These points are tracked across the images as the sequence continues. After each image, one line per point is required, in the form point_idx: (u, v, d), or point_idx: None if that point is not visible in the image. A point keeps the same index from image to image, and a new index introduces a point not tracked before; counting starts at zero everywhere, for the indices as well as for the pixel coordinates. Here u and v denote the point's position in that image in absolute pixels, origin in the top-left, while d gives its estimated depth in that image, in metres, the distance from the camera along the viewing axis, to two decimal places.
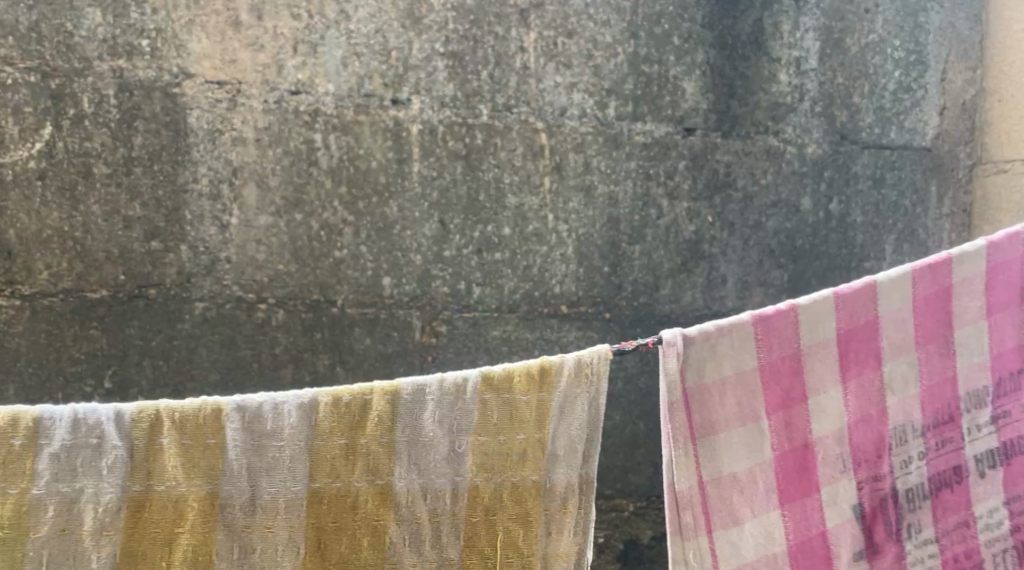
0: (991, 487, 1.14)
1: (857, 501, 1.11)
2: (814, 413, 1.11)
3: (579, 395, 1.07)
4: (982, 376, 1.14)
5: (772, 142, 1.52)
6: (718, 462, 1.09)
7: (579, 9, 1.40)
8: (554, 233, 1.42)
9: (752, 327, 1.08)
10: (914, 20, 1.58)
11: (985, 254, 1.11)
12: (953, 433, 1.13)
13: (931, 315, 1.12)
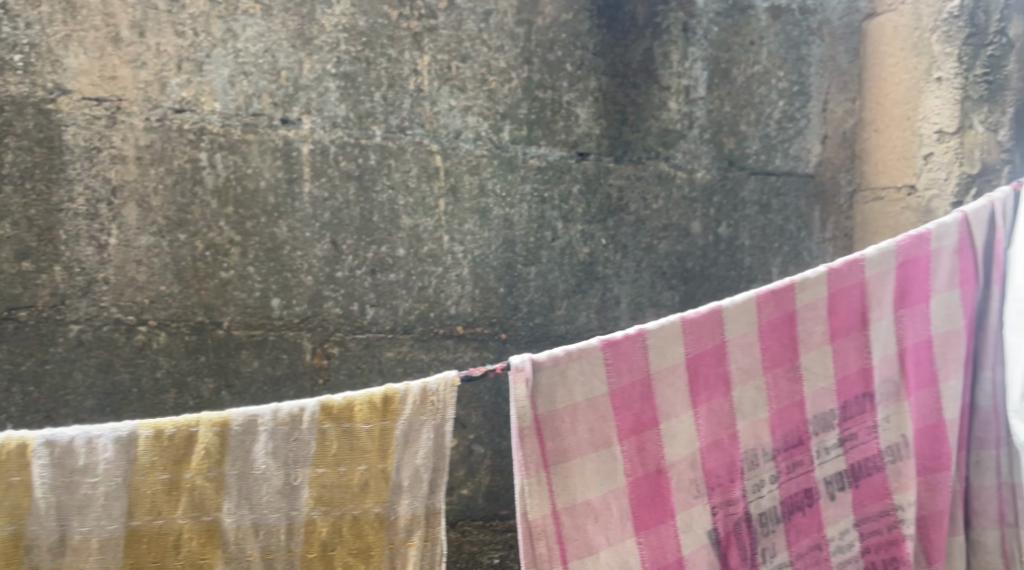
0: (841, 509, 1.21)
1: (711, 527, 1.15)
2: (666, 438, 1.14)
3: (423, 423, 1.07)
4: (827, 399, 1.20)
5: (663, 167, 1.57)
6: (571, 490, 1.11)
7: (473, 34, 1.42)
8: (449, 254, 1.43)
9: (602, 352, 1.10)
10: (797, 53, 1.66)
11: (826, 280, 1.17)
12: (803, 456, 1.19)
13: (777, 340, 1.17)
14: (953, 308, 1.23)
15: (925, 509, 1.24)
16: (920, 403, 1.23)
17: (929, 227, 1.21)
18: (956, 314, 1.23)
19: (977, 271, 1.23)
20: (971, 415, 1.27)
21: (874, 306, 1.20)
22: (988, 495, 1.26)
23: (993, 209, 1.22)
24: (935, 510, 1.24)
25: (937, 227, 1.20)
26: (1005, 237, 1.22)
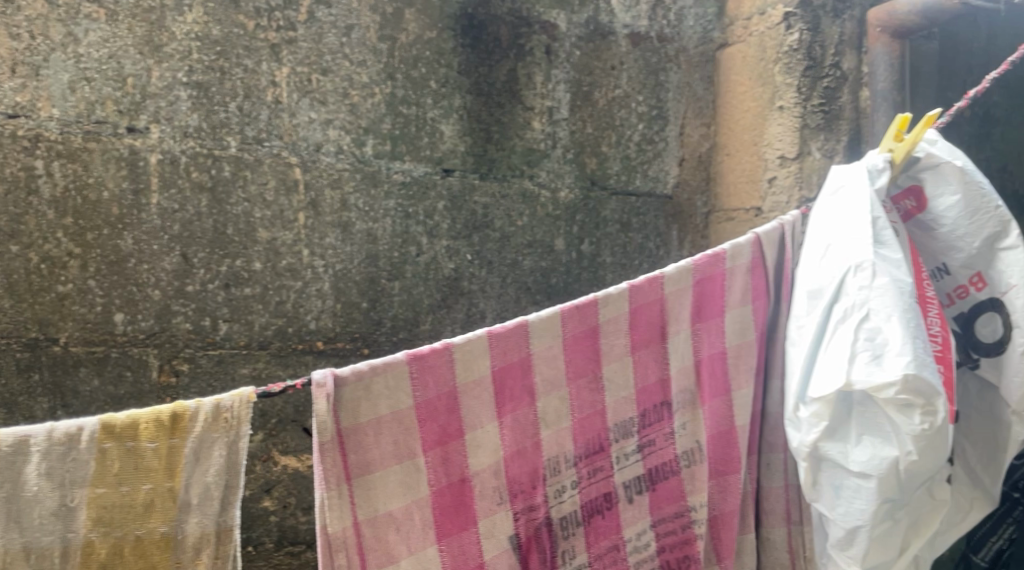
0: (638, 512, 1.26)
1: (513, 532, 1.19)
2: (470, 448, 1.17)
3: (215, 440, 1.07)
4: (628, 408, 1.26)
5: (527, 185, 1.62)
6: (374, 502, 1.12)
7: (334, 47, 1.44)
8: (309, 268, 1.43)
9: (407, 366, 1.11)
10: (656, 78, 1.75)
11: (627, 296, 1.23)
12: (603, 462, 1.24)
13: (581, 353, 1.22)
14: (746, 322, 1.31)
15: (716, 509, 1.30)
16: (714, 411, 1.30)
17: (724, 246, 1.29)
18: (748, 328, 1.31)
19: (768, 289, 1.32)
20: (762, 420, 1.35)
21: (672, 320, 1.27)
22: (776, 495, 1.34)
23: (783, 230, 1.31)
24: (726, 510, 1.30)
25: (731, 247, 1.28)
26: (793, 256, 1.32)
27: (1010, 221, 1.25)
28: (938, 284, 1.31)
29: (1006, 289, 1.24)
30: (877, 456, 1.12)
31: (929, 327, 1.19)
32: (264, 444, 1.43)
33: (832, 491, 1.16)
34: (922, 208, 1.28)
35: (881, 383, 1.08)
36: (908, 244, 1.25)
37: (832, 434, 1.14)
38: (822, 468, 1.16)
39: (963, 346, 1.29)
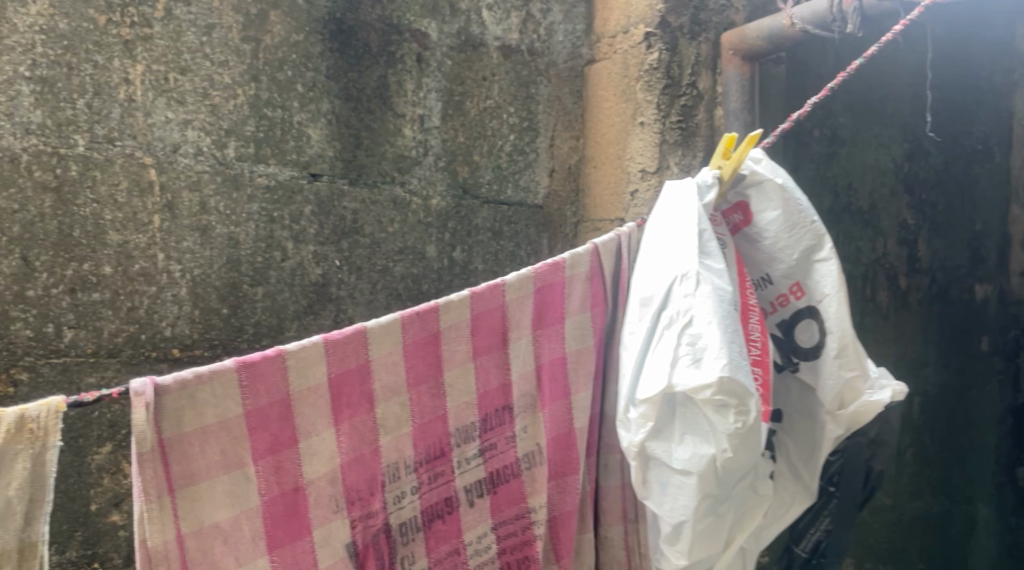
0: (479, 515, 1.30)
1: (350, 540, 1.19)
2: (305, 455, 1.16)
3: (20, 452, 1.02)
4: (469, 414, 1.28)
5: (398, 192, 1.64)
6: (199, 513, 1.10)
7: (194, 46, 1.43)
8: (164, 273, 1.41)
9: (236, 373, 1.11)
10: (526, 90, 1.82)
11: (469, 303, 1.26)
12: (444, 467, 1.26)
13: (422, 359, 1.24)
14: (584, 327, 1.37)
15: (556, 510, 1.36)
16: (554, 414, 1.35)
17: (563, 255, 1.34)
18: (586, 333, 1.37)
19: (606, 296, 1.39)
20: (599, 424, 1.41)
21: (513, 326, 1.31)
22: (614, 494, 1.42)
23: (620, 241, 1.38)
24: (565, 510, 1.36)
25: (570, 256, 1.34)
26: (629, 266, 1.39)
27: (823, 235, 1.38)
28: (762, 292, 1.43)
29: (820, 299, 1.37)
30: (698, 454, 1.19)
31: (750, 332, 1.32)
32: (114, 455, 1.41)
33: (660, 487, 1.22)
34: (748, 223, 1.40)
35: (698, 386, 1.15)
36: (733, 256, 1.36)
37: (659, 433, 1.20)
38: (650, 465, 1.22)
39: (785, 351, 1.41)
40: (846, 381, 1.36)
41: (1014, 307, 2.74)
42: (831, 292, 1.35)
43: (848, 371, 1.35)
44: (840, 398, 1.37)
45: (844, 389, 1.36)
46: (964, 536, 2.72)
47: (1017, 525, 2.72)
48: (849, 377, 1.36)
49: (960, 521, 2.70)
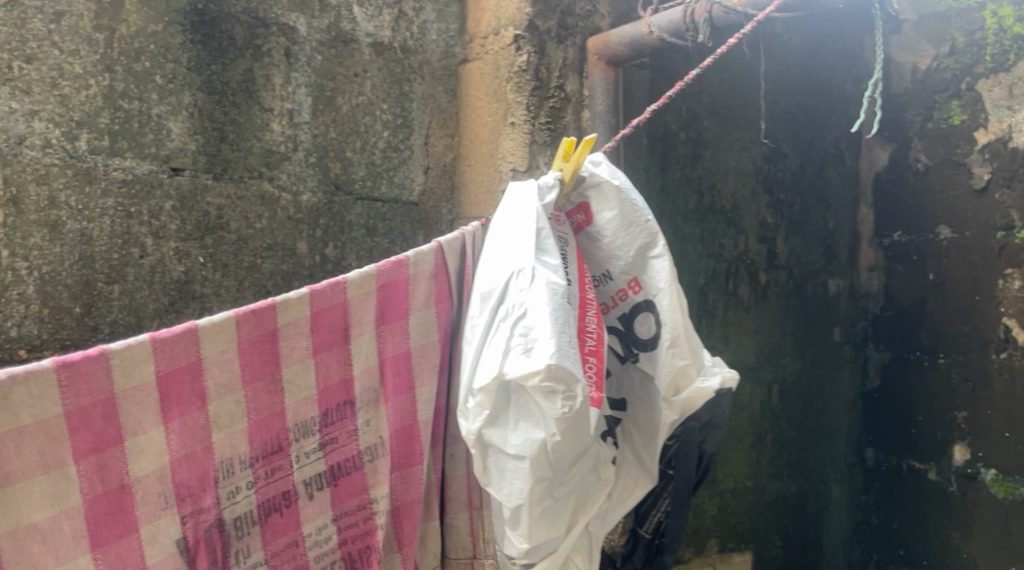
0: (319, 507, 1.33)
1: (180, 536, 1.21)
2: (131, 454, 1.17)
3: None
4: (308, 409, 1.31)
5: (266, 188, 1.63)
6: (15, 514, 1.10)
7: (41, 34, 1.40)
8: (10, 271, 1.38)
9: (54, 373, 1.10)
10: (400, 88, 1.84)
11: (308, 300, 1.29)
12: (282, 462, 1.29)
13: (258, 355, 1.26)
14: (428, 323, 1.43)
15: (398, 500, 1.42)
16: (397, 407, 1.40)
17: (408, 253, 1.40)
18: (430, 329, 1.43)
19: (451, 293, 1.45)
20: (445, 415, 1.48)
21: (355, 322, 1.35)
22: (459, 483, 1.51)
23: (464, 239, 1.47)
24: (407, 499, 1.42)
25: (414, 254, 1.39)
26: (472, 265, 1.47)
27: (657, 233, 1.47)
28: (603, 288, 1.51)
29: (656, 293, 1.46)
30: (529, 439, 1.25)
31: (586, 324, 1.37)
32: None
33: (498, 474, 1.27)
34: (589, 222, 1.48)
35: (528, 372, 1.20)
36: (574, 253, 1.43)
37: (495, 420, 1.26)
38: (489, 453, 1.27)
39: (625, 342, 1.50)
40: (678, 368, 1.45)
41: (863, 300, 2.95)
42: (664, 286, 1.46)
43: (680, 359, 1.45)
44: (675, 384, 1.45)
45: (677, 375, 1.45)
46: (820, 515, 2.89)
47: (865, 504, 2.91)
48: (682, 364, 1.45)
49: (816, 502, 2.87)
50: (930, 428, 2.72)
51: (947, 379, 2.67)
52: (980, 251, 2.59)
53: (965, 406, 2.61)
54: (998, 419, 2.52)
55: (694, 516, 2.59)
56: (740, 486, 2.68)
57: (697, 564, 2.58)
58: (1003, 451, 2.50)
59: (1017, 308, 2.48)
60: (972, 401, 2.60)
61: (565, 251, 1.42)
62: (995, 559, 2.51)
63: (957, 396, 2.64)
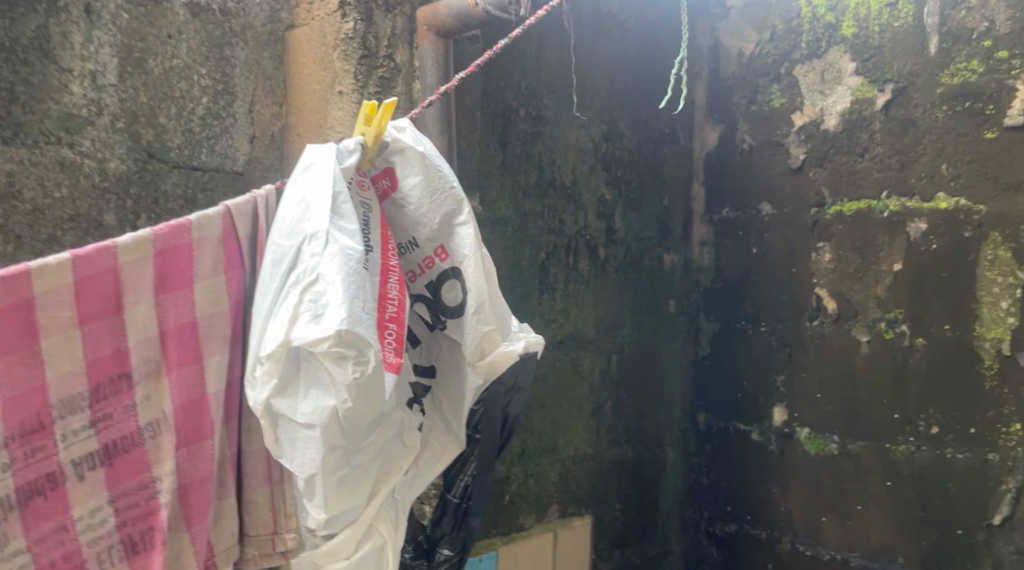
0: (91, 488, 1.32)
1: None
2: None
3: None
4: (74, 383, 1.29)
5: (66, 153, 1.57)
6: None
7: None
8: None
9: None
10: (220, 52, 1.77)
11: (69, 266, 1.27)
12: (44, 441, 1.27)
13: (11, 325, 1.23)
14: (217, 291, 1.41)
15: (186, 478, 1.40)
16: (180, 380, 1.38)
17: (189, 218, 1.38)
18: (219, 297, 1.41)
19: (242, 260, 1.44)
20: (240, 388, 1.47)
21: (129, 290, 1.33)
22: (256, 458, 1.49)
23: (255, 204, 1.44)
24: (195, 477, 1.41)
25: (196, 219, 1.38)
26: (266, 228, 1.45)
27: (462, 201, 1.50)
28: (410, 255, 1.52)
29: (461, 260, 1.49)
30: (319, 407, 1.28)
31: (388, 292, 1.38)
32: None
33: (290, 444, 1.30)
34: (395, 188, 1.48)
35: (316, 338, 1.22)
36: (378, 220, 1.44)
37: (284, 390, 1.28)
38: (279, 423, 1.30)
39: (433, 309, 1.53)
40: (483, 334, 1.49)
41: (694, 273, 3.10)
42: (469, 253, 1.48)
43: (485, 325, 1.48)
44: (480, 349, 1.50)
45: (483, 341, 1.49)
46: (655, 478, 3.00)
47: (697, 465, 3.07)
48: (487, 330, 1.49)
49: (652, 465, 2.99)
50: (754, 392, 2.89)
51: (767, 345, 2.85)
52: (795, 226, 2.78)
53: (784, 370, 2.80)
54: (811, 381, 2.73)
55: (537, 484, 2.64)
56: (580, 453, 2.75)
57: (538, 530, 2.63)
58: (815, 411, 2.71)
59: (827, 279, 2.69)
60: (789, 365, 2.79)
61: (368, 217, 1.42)
62: (808, 511, 2.73)
63: (776, 361, 2.83)
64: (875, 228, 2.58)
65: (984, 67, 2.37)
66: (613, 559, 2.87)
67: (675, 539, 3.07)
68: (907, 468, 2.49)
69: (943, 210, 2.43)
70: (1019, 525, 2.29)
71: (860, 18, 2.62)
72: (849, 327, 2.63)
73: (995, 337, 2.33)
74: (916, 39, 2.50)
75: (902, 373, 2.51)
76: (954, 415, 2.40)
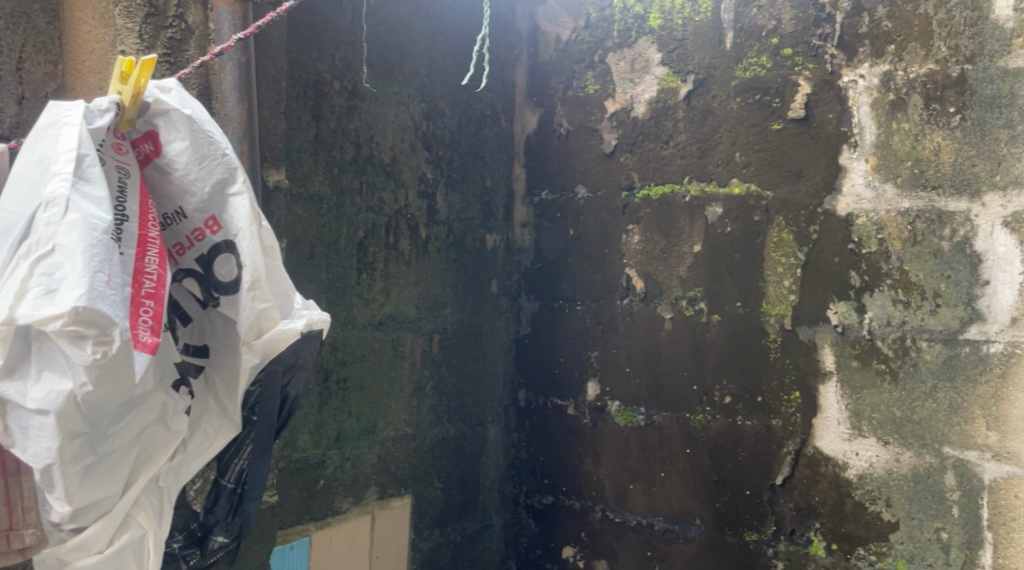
0: None
1: None
2: None
3: None
4: None
5: None
6: None
7: None
8: None
9: None
10: None
11: None
12: None
13: None
14: None
15: None
16: None
17: None
18: None
19: None
20: None
21: None
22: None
23: None
24: None
25: None
26: None
27: (234, 168, 1.49)
28: (177, 227, 1.51)
29: (232, 233, 1.49)
30: (53, 392, 1.24)
31: (145, 266, 1.36)
32: None
33: (22, 433, 1.26)
34: (158, 153, 1.47)
35: (46, 316, 1.19)
36: (136, 186, 1.43)
37: (12, 374, 1.23)
38: (9, 411, 1.25)
39: (205, 285, 1.51)
40: (259, 311, 1.49)
41: (516, 254, 3.13)
42: (244, 225, 1.48)
43: (261, 302, 1.49)
44: (256, 327, 1.50)
45: (259, 317, 1.49)
46: (476, 455, 3.02)
47: (517, 441, 3.13)
48: (262, 307, 1.49)
49: (473, 443, 3.00)
50: (570, 368, 2.99)
51: (582, 324, 2.95)
52: (608, 209, 2.89)
53: (596, 347, 2.92)
54: (621, 356, 2.86)
55: (354, 466, 2.58)
56: (400, 434, 2.71)
57: (354, 513, 2.58)
58: (624, 384, 2.85)
59: (636, 260, 2.82)
60: (602, 342, 2.90)
61: (124, 183, 1.41)
62: (618, 480, 2.86)
63: (590, 338, 2.93)
64: (678, 211, 2.73)
65: (771, 63, 2.56)
66: (433, 538, 2.86)
67: (496, 513, 3.11)
68: (704, 436, 2.67)
69: (736, 195, 2.61)
70: (797, 485, 2.50)
71: (666, 12, 2.75)
72: (656, 305, 2.78)
73: (779, 313, 2.53)
74: (715, 33, 2.66)
75: (700, 347, 2.68)
76: (744, 385, 2.59)
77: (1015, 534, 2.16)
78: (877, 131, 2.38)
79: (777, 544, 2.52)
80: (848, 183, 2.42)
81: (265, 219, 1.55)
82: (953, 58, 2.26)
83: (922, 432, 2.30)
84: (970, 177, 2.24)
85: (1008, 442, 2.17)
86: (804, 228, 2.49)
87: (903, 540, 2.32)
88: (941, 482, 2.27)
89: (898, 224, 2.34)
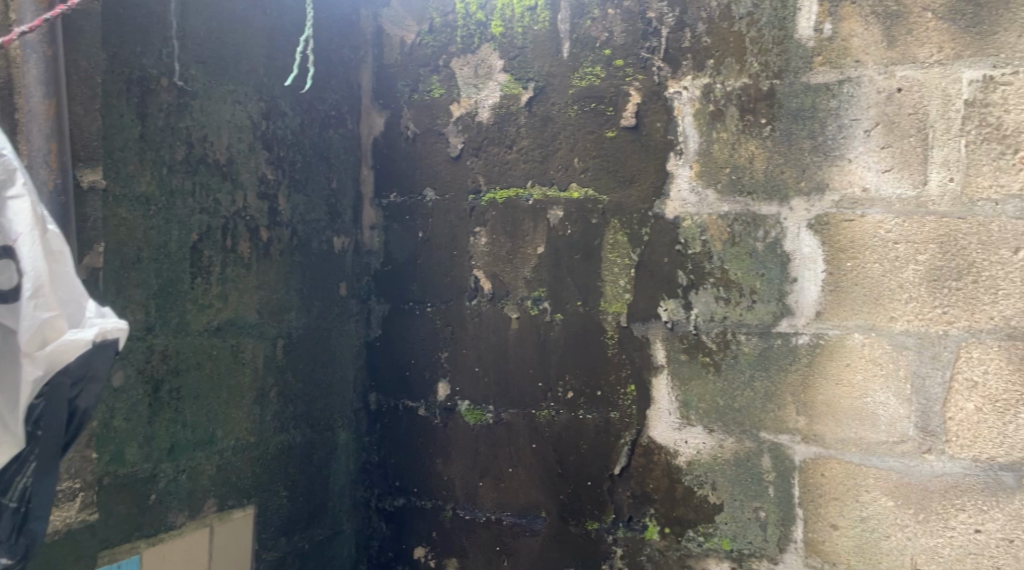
0: None
1: None
2: None
3: None
4: None
5: None
6: None
7: None
8: None
9: None
10: None
11: None
12: None
13: None
14: None
15: None
16: None
17: None
18: None
19: None
20: None
21: None
22: None
23: None
24: None
25: None
26: None
27: (12, 171, 1.58)
28: None
29: (10, 239, 1.57)
30: None
31: None
32: None
33: None
34: None
35: None
36: None
37: None
38: None
39: None
40: (43, 320, 1.59)
41: (365, 256, 3.09)
42: (24, 231, 1.58)
43: (44, 311, 1.59)
44: (40, 338, 1.59)
45: (43, 327, 1.59)
46: (326, 461, 2.96)
47: (369, 444, 3.09)
48: (45, 316, 1.60)
49: (322, 448, 2.95)
50: (418, 370, 3.00)
51: (430, 325, 2.97)
52: (454, 212, 2.93)
53: (446, 348, 2.94)
54: (470, 356, 2.90)
55: (190, 479, 2.48)
56: (241, 442, 2.63)
57: (191, 528, 2.49)
58: (473, 383, 2.89)
59: (483, 261, 2.87)
60: (451, 342, 2.93)
61: None
62: (467, 477, 2.91)
63: (439, 339, 2.96)
64: (521, 214, 2.80)
65: (605, 74, 2.68)
66: (279, 547, 2.78)
67: (346, 519, 3.06)
68: (548, 430, 2.76)
69: (575, 199, 2.72)
70: (634, 473, 2.63)
71: (506, 20, 2.82)
72: (502, 305, 2.84)
73: (615, 310, 2.65)
74: (552, 42, 2.75)
75: (545, 345, 2.77)
76: (584, 379, 2.70)
77: (822, 509, 2.36)
78: (699, 140, 2.53)
79: (616, 531, 2.65)
80: (675, 188, 2.57)
81: (47, 225, 1.64)
82: (763, 73, 2.44)
83: (742, 419, 2.47)
84: (779, 183, 2.43)
85: (814, 425, 2.37)
86: (637, 230, 2.62)
87: (727, 521, 2.49)
88: (759, 464, 2.45)
89: (719, 226, 2.50)
